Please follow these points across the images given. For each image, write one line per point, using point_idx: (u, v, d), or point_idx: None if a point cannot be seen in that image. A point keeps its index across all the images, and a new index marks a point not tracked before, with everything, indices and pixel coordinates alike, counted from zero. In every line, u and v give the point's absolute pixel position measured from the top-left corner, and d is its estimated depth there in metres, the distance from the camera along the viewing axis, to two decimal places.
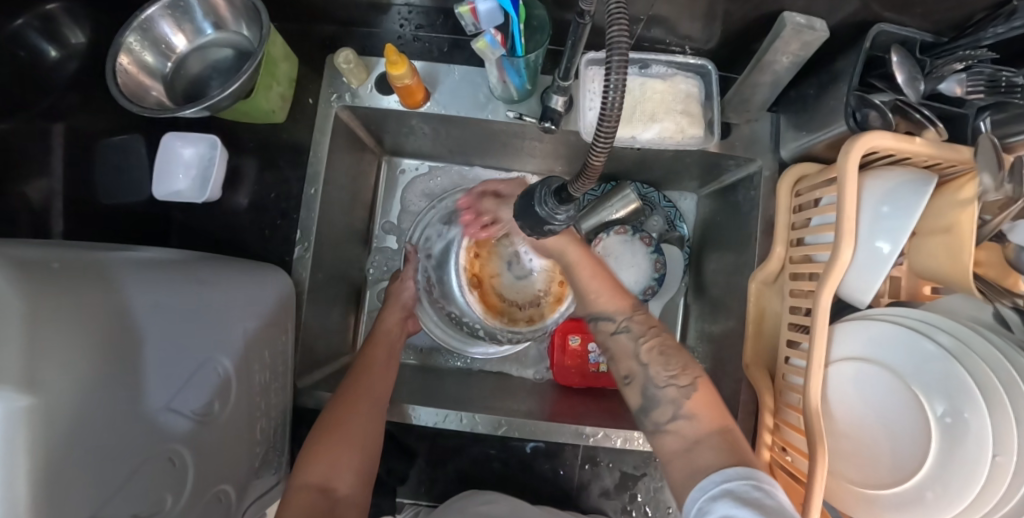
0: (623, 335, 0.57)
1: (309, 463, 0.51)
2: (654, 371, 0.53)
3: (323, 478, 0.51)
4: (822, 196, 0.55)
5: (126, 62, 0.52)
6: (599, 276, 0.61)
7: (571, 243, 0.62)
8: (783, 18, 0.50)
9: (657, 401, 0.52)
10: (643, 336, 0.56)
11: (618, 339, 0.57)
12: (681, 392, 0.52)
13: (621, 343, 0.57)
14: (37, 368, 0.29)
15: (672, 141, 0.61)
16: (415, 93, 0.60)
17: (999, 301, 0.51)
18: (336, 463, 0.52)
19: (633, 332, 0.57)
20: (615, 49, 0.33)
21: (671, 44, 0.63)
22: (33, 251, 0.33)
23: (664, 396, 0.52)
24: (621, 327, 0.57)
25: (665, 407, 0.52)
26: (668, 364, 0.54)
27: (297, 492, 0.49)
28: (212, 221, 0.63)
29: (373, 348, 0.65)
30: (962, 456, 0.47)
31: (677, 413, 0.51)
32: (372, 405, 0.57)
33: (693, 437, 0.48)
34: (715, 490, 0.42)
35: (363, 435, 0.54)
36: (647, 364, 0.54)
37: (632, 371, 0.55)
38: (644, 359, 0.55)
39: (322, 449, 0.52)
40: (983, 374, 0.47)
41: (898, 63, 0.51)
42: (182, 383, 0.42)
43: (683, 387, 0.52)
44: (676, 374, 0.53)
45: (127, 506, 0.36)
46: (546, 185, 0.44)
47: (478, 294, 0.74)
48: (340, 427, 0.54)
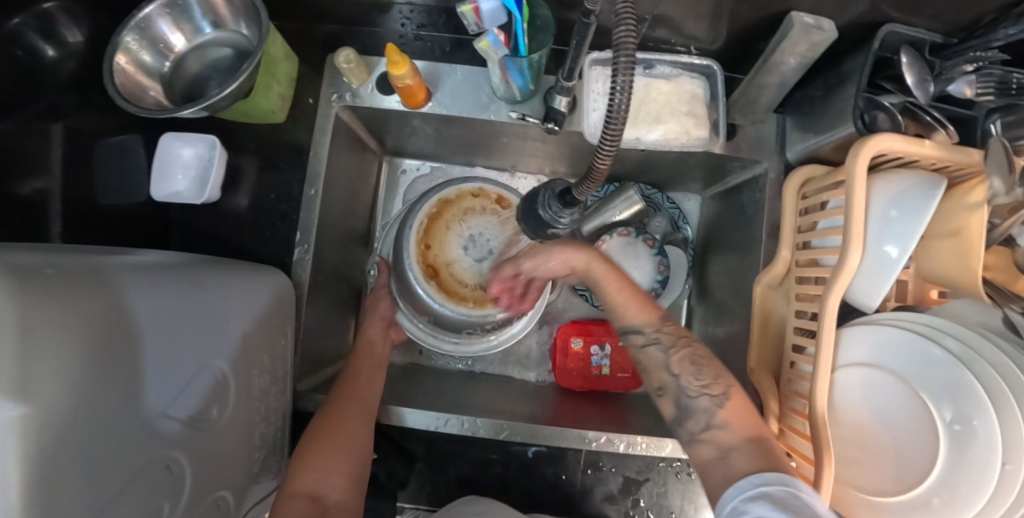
0: (653, 348, 0.53)
1: (299, 469, 0.49)
2: (687, 382, 0.50)
3: (314, 485, 0.48)
4: (829, 198, 0.54)
5: (123, 62, 0.51)
6: (625, 292, 0.56)
7: (595, 258, 0.56)
8: (791, 18, 0.49)
9: (692, 411, 0.49)
10: (672, 348, 0.52)
11: (647, 352, 0.53)
12: (715, 402, 0.48)
13: (652, 357, 0.53)
14: (31, 375, 0.28)
15: (676, 142, 0.60)
16: (416, 93, 0.59)
17: (1010, 305, 0.51)
18: (330, 467, 0.50)
19: (662, 343, 0.53)
20: (622, 49, 0.33)
21: (676, 43, 0.63)
22: (27, 256, 0.33)
23: (697, 406, 0.49)
24: (651, 340, 0.53)
25: (699, 416, 0.49)
26: (699, 374, 0.50)
27: (287, 499, 0.47)
28: (211, 222, 0.62)
29: (360, 357, 0.64)
30: (969, 463, 0.46)
31: (710, 423, 0.48)
32: (363, 410, 0.56)
33: (726, 445, 0.46)
34: (751, 491, 0.40)
35: (355, 438, 0.53)
36: (678, 374, 0.51)
37: (663, 383, 0.52)
38: (675, 371, 0.51)
39: (315, 453, 0.51)
40: (992, 380, 0.47)
41: (909, 64, 0.50)
42: (180, 388, 0.42)
43: (716, 396, 0.49)
44: (708, 384, 0.50)
45: (125, 515, 0.36)
46: (550, 187, 0.46)
47: (436, 285, 0.70)
48: (333, 431, 0.53)
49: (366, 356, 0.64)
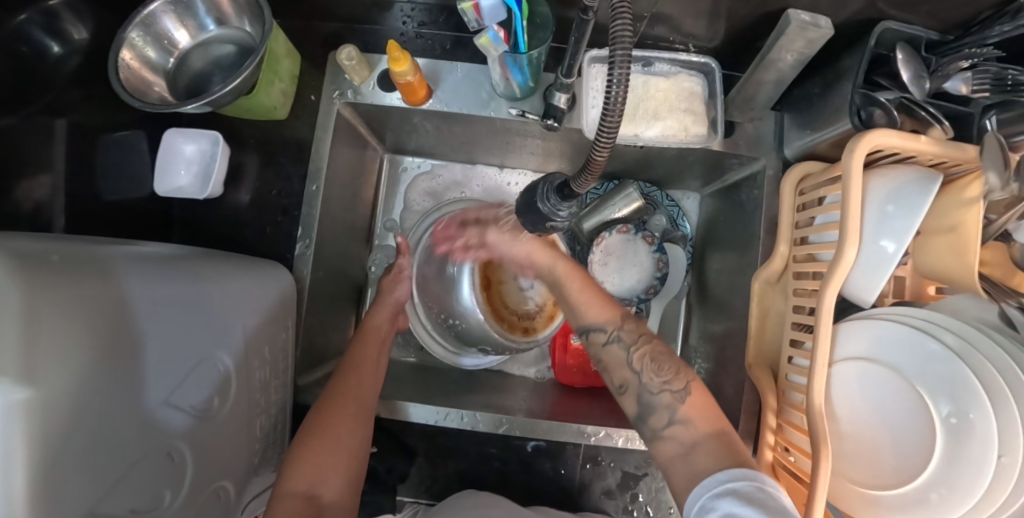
0: (615, 346, 0.55)
1: (293, 468, 0.50)
2: (647, 378, 0.52)
3: (311, 486, 0.49)
4: (826, 194, 0.54)
5: (128, 57, 0.52)
6: (586, 288, 0.60)
7: (559, 257, 0.62)
8: (788, 15, 0.50)
9: (653, 408, 0.51)
10: (634, 345, 0.55)
11: (610, 350, 0.55)
12: (675, 397, 0.50)
13: (614, 354, 0.55)
14: (36, 360, 0.29)
15: (675, 139, 0.61)
16: (417, 89, 0.60)
17: (1005, 300, 0.50)
18: (325, 466, 0.51)
19: (624, 341, 0.55)
20: (619, 46, 0.34)
21: (674, 41, 0.63)
22: (33, 243, 0.33)
23: (659, 402, 0.51)
24: (613, 338, 0.56)
25: (660, 413, 0.50)
26: (660, 370, 0.52)
27: (283, 499, 0.47)
28: (213, 217, 0.63)
29: (361, 348, 0.63)
30: (967, 458, 0.47)
31: (672, 418, 0.49)
32: (358, 407, 0.56)
33: (689, 441, 0.48)
34: (718, 489, 0.42)
35: (349, 439, 0.54)
36: (640, 372, 0.53)
37: (625, 380, 0.54)
38: (637, 367, 0.53)
39: (309, 452, 0.51)
40: (989, 375, 0.47)
41: (903, 60, 0.51)
42: (182, 379, 0.42)
43: (677, 392, 0.51)
44: (669, 380, 0.52)
45: (127, 501, 0.36)
46: (548, 181, 0.44)
47: (486, 295, 0.71)
48: (330, 429, 0.53)
49: (369, 344, 0.64)
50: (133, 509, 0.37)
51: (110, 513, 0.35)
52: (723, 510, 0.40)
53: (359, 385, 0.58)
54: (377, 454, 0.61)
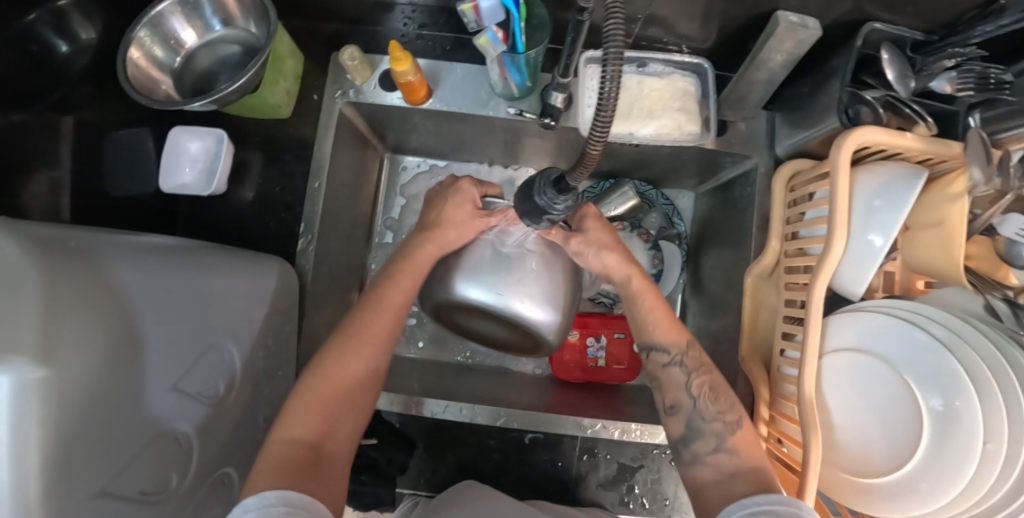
0: (675, 370, 0.54)
1: (288, 416, 0.46)
2: (703, 405, 0.52)
3: (313, 437, 0.46)
4: (816, 189, 0.56)
5: (137, 56, 0.54)
6: (659, 308, 0.57)
7: (635, 272, 0.57)
8: (777, 17, 0.52)
9: (701, 432, 0.51)
10: (695, 372, 0.54)
11: (670, 372, 0.54)
12: (727, 427, 0.50)
13: (673, 377, 0.54)
14: (53, 342, 0.30)
15: (670, 137, 0.62)
16: (418, 88, 0.61)
17: (991, 292, 0.52)
18: (331, 413, 0.48)
19: (687, 367, 0.54)
20: (611, 47, 0.35)
21: (668, 42, 0.65)
22: (47, 230, 0.34)
23: (709, 430, 0.51)
24: (674, 362, 0.54)
25: (708, 438, 0.50)
26: (716, 401, 0.52)
27: (280, 447, 0.44)
28: (217, 213, 0.64)
29: (397, 274, 0.57)
30: (955, 447, 0.48)
31: (719, 447, 0.50)
32: (376, 357, 0.52)
33: (729, 470, 0.48)
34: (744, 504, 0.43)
35: (362, 391, 0.50)
36: (698, 398, 0.52)
37: (678, 402, 0.53)
38: (694, 392, 0.53)
39: (314, 398, 0.48)
40: (975, 364, 0.49)
41: (889, 59, 0.53)
42: (189, 366, 0.44)
43: (729, 422, 0.51)
44: (724, 411, 0.51)
45: (133, 482, 0.38)
46: (546, 175, 0.46)
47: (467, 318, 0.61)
48: (339, 378, 0.49)
49: (412, 273, 0.57)
50: (139, 491, 0.38)
51: (118, 493, 0.36)
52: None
53: (384, 328, 0.54)
54: (376, 447, 0.60)
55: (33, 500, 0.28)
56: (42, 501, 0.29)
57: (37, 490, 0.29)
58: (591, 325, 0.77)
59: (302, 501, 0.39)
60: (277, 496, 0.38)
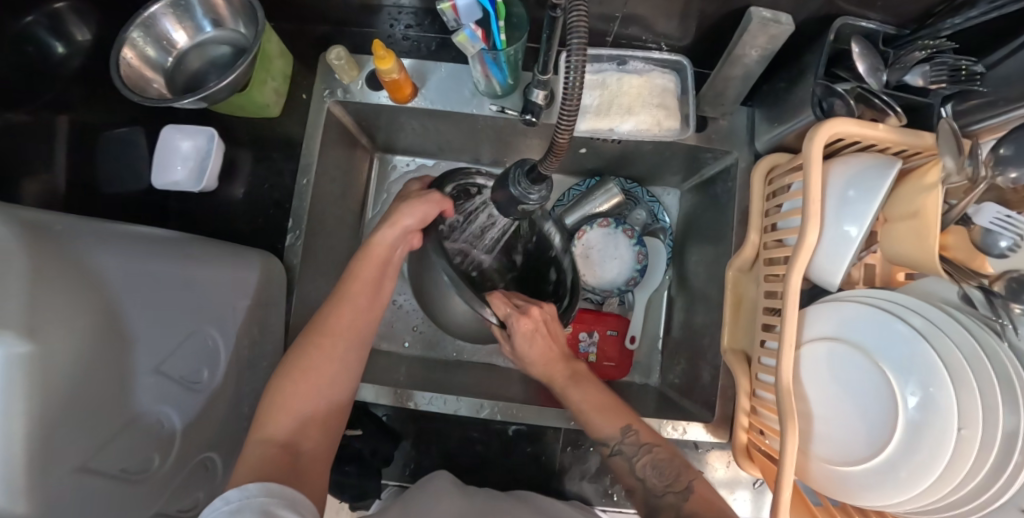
0: (618, 458, 0.55)
1: (267, 417, 0.48)
2: (651, 484, 0.52)
3: (289, 438, 0.47)
4: (792, 181, 0.56)
5: (129, 56, 0.56)
6: (592, 401, 0.58)
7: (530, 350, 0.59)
8: (750, 13, 0.53)
9: (659, 507, 0.51)
10: (637, 455, 0.54)
11: (615, 462, 0.55)
12: (678, 498, 0.50)
13: (620, 465, 0.55)
14: (38, 318, 0.32)
15: (650, 133, 0.63)
16: (403, 87, 0.63)
17: (964, 283, 0.51)
18: (302, 418, 0.49)
19: (628, 453, 0.55)
20: (574, 48, 0.36)
21: (648, 40, 0.66)
22: (38, 213, 0.37)
23: (664, 503, 0.51)
24: (616, 450, 0.55)
25: (668, 508, 0.50)
26: (662, 474, 0.53)
27: (255, 444, 0.46)
28: (208, 209, 0.66)
29: (345, 287, 0.56)
30: (931, 436, 0.49)
31: (680, 510, 0.49)
32: (347, 349, 0.54)
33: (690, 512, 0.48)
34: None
35: (335, 384, 0.52)
36: (644, 480, 0.53)
37: (632, 486, 0.54)
38: (640, 474, 0.54)
39: (289, 390, 0.50)
40: (950, 352, 0.49)
41: (860, 53, 0.54)
42: (172, 349, 0.45)
43: (679, 494, 0.51)
44: (670, 483, 0.52)
45: (114, 460, 0.39)
46: (520, 166, 0.47)
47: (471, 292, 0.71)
48: (314, 386, 0.51)
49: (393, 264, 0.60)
50: (121, 469, 0.40)
51: (99, 469, 0.38)
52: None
53: (338, 330, 0.53)
54: (361, 439, 0.61)
55: (15, 464, 0.30)
56: (22, 466, 0.31)
57: (20, 455, 0.31)
58: (585, 321, 0.79)
59: (281, 490, 0.40)
60: (257, 488, 0.39)
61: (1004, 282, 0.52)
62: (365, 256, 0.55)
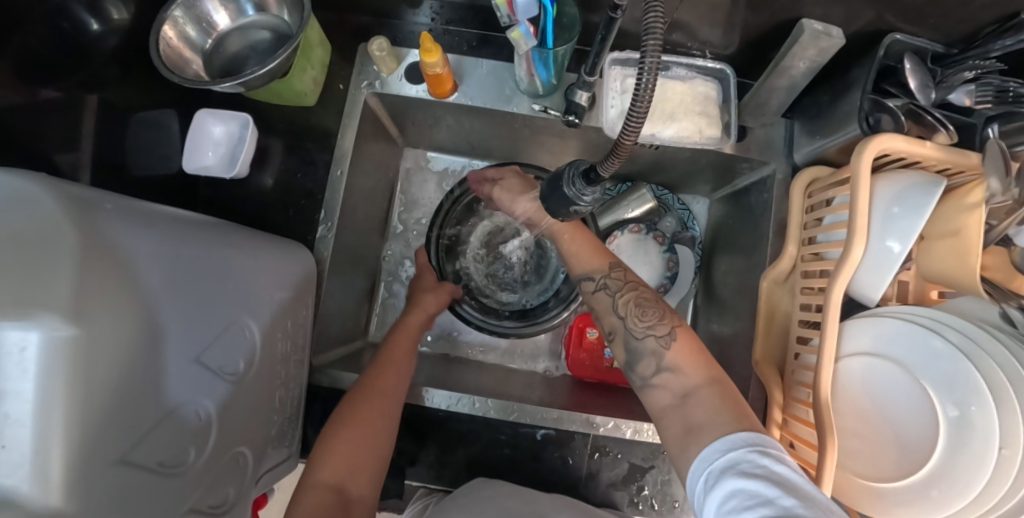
0: (602, 293, 0.58)
1: (322, 460, 0.49)
2: (632, 324, 0.54)
3: (339, 480, 0.48)
4: (834, 195, 0.56)
5: (170, 34, 0.55)
6: (577, 240, 0.63)
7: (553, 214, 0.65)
8: (802, 24, 0.53)
9: (641, 354, 0.52)
10: (619, 292, 0.57)
11: (597, 297, 0.58)
12: (660, 342, 0.51)
13: (601, 300, 0.57)
14: (85, 302, 0.30)
15: (691, 140, 0.63)
16: (444, 81, 0.62)
17: (1006, 301, 0.51)
18: (352, 463, 0.50)
19: (610, 288, 0.57)
20: (649, 50, 0.34)
21: (692, 47, 0.66)
22: (88, 192, 0.36)
23: (645, 348, 0.52)
24: (600, 285, 0.58)
25: (647, 360, 0.51)
26: (643, 315, 0.54)
27: (310, 490, 0.47)
28: (237, 196, 0.64)
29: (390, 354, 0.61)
30: (969, 453, 0.48)
31: (660, 366, 0.50)
32: (387, 407, 0.54)
33: (680, 391, 0.48)
34: (720, 462, 0.40)
35: (382, 433, 0.52)
36: (625, 317, 0.55)
37: (614, 327, 0.56)
38: (622, 312, 0.55)
39: (340, 442, 0.50)
40: (991, 371, 0.49)
41: (911, 69, 0.55)
42: (210, 341, 0.43)
43: (661, 337, 0.52)
44: (653, 324, 0.53)
45: (154, 452, 0.37)
46: (574, 167, 0.46)
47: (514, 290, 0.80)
48: (362, 420, 0.52)
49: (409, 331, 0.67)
50: (158, 463, 0.38)
51: (138, 462, 0.36)
52: (729, 487, 0.37)
53: (393, 376, 0.58)
54: None
55: (53, 452, 0.29)
56: (60, 455, 0.29)
57: (59, 444, 0.29)
58: None
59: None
60: None
61: None
62: (400, 332, 0.66)
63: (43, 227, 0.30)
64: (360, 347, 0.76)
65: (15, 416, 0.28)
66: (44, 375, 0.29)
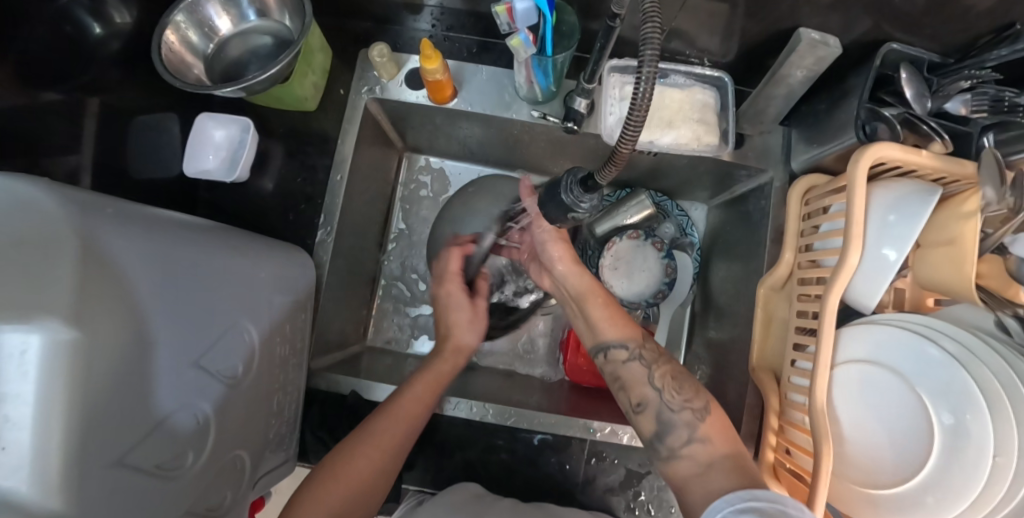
0: (635, 363, 0.56)
1: (313, 492, 0.51)
2: (668, 396, 0.53)
3: (329, 515, 0.50)
4: (831, 203, 0.57)
5: (172, 39, 0.55)
6: (607, 307, 0.61)
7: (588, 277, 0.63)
8: (799, 33, 0.53)
9: (672, 425, 0.52)
10: (654, 364, 0.56)
11: (629, 368, 0.56)
12: (695, 415, 0.51)
13: (634, 372, 0.56)
14: (85, 305, 0.31)
15: (689, 148, 0.64)
16: (444, 88, 0.62)
17: (1000, 309, 0.52)
18: (349, 500, 0.51)
19: (645, 360, 0.56)
20: (647, 61, 0.35)
21: (690, 55, 0.67)
22: (89, 196, 0.36)
23: (679, 420, 0.51)
24: (633, 356, 0.57)
25: (679, 431, 0.51)
26: (681, 389, 0.53)
27: None
28: (237, 200, 0.64)
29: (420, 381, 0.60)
30: (963, 460, 0.48)
31: (692, 437, 0.50)
32: (396, 450, 0.54)
33: (706, 460, 0.49)
34: (737, 506, 0.41)
35: (381, 470, 0.54)
36: (660, 389, 0.54)
37: (645, 398, 0.54)
38: (657, 385, 0.54)
39: (336, 476, 0.52)
40: (987, 381, 0.49)
41: (908, 79, 0.55)
42: (210, 343, 0.44)
43: (696, 410, 0.52)
44: (689, 398, 0.53)
45: (151, 455, 0.37)
46: (573, 174, 0.46)
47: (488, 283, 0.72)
48: (367, 461, 0.53)
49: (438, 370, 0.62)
50: (157, 465, 0.38)
51: (136, 464, 0.36)
52: None
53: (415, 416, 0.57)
54: None
55: (53, 454, 0.29)
56: (60, 457, 0.29)
57: (58, 446, 0.29)
58: None
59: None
60: None
61: None
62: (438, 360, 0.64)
63: (45, 232, 0.31)
64: (358, 351, 0.76)
65: (15, 419, 0.28)
66: (45, 379, 0.29)
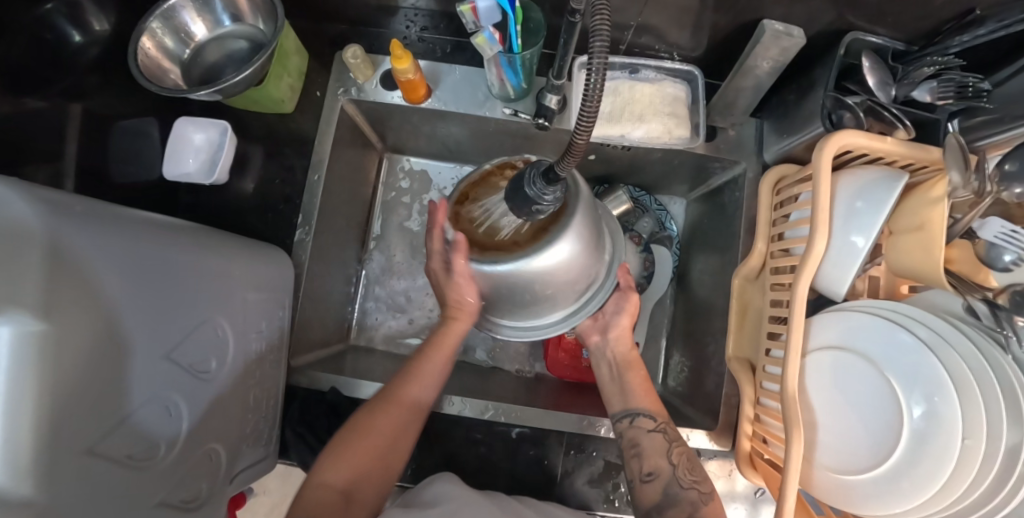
0: (659, 435, 0.57)
1: (329, 463, 0.52)
2: (681, 473, 0.54)
3: (347, 484, 0.51)
4: (800, 192, 0.57)
5: (148, 45, 0.56)
6: (638, 382, 0.63)
7: (624, 346, 0.66)
8: (762, 26, 0.53)
9: (677, 500, 0.53)
10: (675, 441, 0.57)
11: (652, 437, 0.57)
12: (703, 496, 0.53)
13: (655, 442, 0.57)
14: (53, 299, 0.32)
15: (660, 141, 0.64)
16: (417, 87, 0.64)
17: (970, 295, 0.51)
18: (372, 449, 0.53)
19: (668, 435, 0.57)
20: (596, 53, 0.35)
21: (660, 50, 0.67)
22: (58, 194, 0.36)
23: (686, 496, 0.53)
24: (658, 428, 0.58)
25: (683, 506, 0.52)
26: (694, 470, 0.55)
27: (315, 489, 0.49)
28: (217, 202, 0.66)
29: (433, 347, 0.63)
30: (933, 445, 0.48)
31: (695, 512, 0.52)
32: (408, 419, 0.57)
33: None
34: None
35: (396, 448, 0.55)
36: (676, 465, 0.55)
37: (657, 469, 0.55)
38: (673, 460, 0.55)
39: (353, 447, 0.53)
40: (956, 366, 0.49)
41: (870, 67, 0.56)
42: (181, 338, 0.44)
43: (705, 492, 0.53)
44: (700, 480, 0.54)
45: (121, 447, 0.38)
46: (536, 167, 0.47)
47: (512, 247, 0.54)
48: (385, 413, 0.56)
49: (444, 350, 0.62)
50: (128, 456, 0.39)
51: (105, 454, 0.37)
52: None
53: (433, 369, 0.61)
54: None
55: (22, 444, 0.29)
56: (28, 447, 0.30)
57: (28, 435, 0.30)
58: None
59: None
60: None
61: (1008, 296, 0.51)
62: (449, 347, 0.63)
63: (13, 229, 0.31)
64: (341, 350, 0.77)
65: None
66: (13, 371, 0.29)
